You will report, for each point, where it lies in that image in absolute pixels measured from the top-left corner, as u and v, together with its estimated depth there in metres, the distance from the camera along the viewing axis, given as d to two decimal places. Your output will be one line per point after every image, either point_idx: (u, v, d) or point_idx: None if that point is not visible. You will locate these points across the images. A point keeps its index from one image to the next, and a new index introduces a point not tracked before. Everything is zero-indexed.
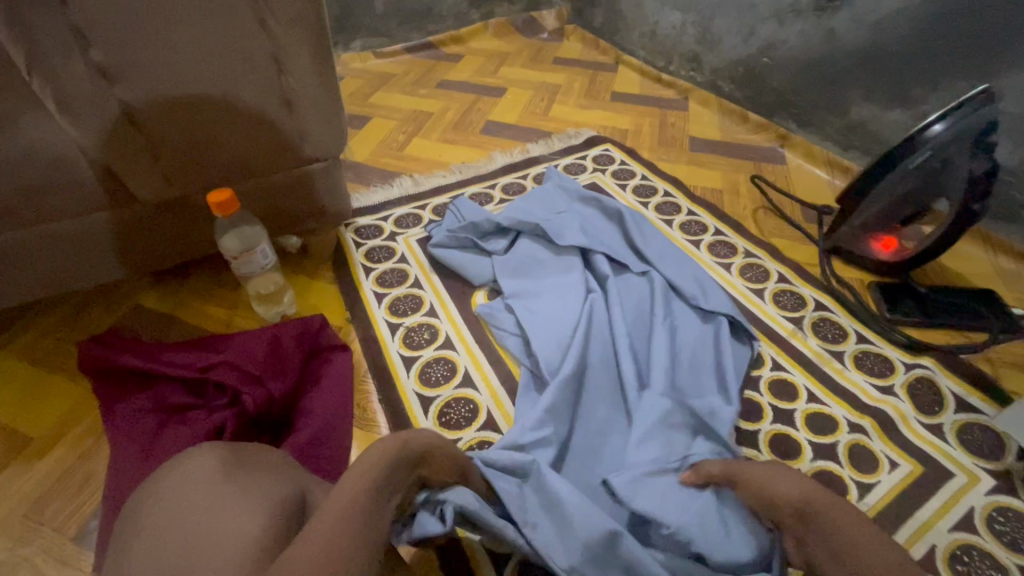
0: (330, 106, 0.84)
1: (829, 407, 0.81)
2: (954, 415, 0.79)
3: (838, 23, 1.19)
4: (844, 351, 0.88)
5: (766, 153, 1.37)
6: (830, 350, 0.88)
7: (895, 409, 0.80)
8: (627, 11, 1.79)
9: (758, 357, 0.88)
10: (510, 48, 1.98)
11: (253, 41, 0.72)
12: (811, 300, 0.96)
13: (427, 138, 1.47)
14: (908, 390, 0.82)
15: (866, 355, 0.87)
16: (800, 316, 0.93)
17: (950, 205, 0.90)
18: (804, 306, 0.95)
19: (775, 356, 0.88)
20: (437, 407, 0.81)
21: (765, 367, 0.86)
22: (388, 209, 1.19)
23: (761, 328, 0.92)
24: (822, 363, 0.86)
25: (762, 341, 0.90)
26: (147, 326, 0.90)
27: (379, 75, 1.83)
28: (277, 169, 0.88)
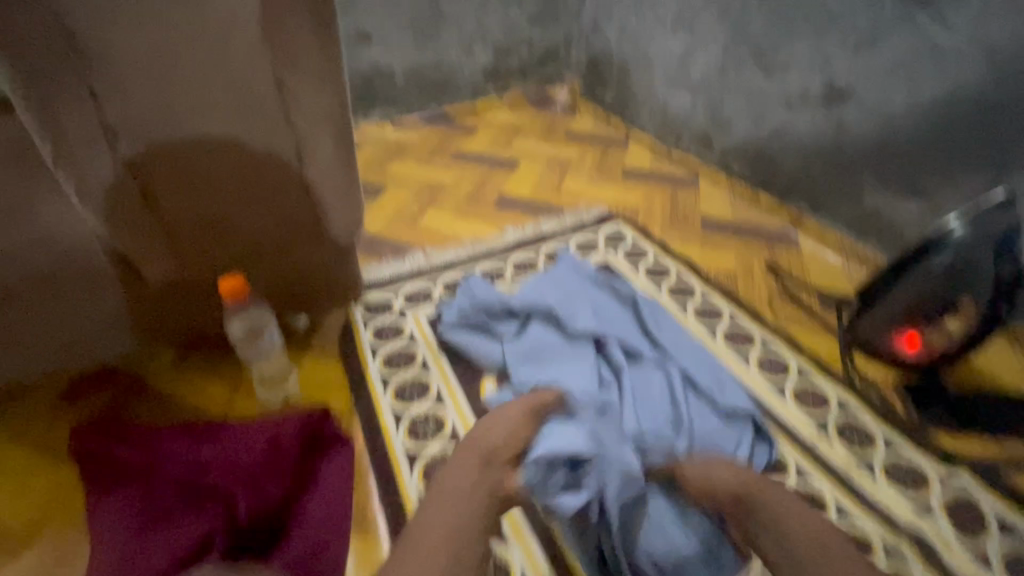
0: (353, 195, 0.85)
1: (862, 527, 0.76)
2: (995, 544, 0.74)
3: (847, 115, 1.22)
4: (876, 461, 0.83)
5: (778, 235, 1.37)
6: (861, 460, 0.83)
7: (933, 533, 0.75)
8: (637, 90, 1.85)
9: (784, 465, 0.83)
10: (523, 120, 2.04)
11: (278, 135, 0.74)
12: (837, 400, 0.92)
13: (440, 209, 1.48)
14: (946, 511, 0.77)
15: (899, 467, 0.82)
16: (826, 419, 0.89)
17: (977, 307, 0.88)
18: (829, 406, 0.91)
19: (802, 464, 0.83)
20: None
21: (790, 477, 0.82)
22: (398, 285, 1.18)
23: (785, 430, 0.88)
24: (853, 474, 0.81)
25: (787, 446, 0.85)
26: (145, 407, 0.88)
27: (395, 144, 1.88)
28: (296, 253, 0.88)
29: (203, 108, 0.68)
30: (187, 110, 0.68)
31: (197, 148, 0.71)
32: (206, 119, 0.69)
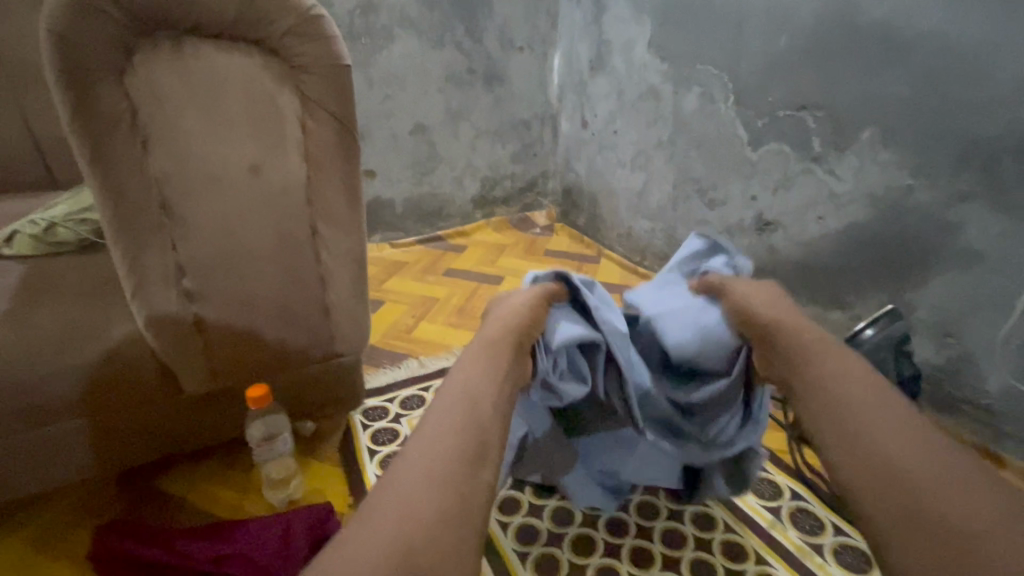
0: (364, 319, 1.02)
1: None
2: None
3: (776, 241, 1.47)
4: (824, 544, 0.93)
5: None
6: (810, 543, 0.93)
7: None
8: (606, 215, 2.15)
9: (744, 550, 0.92)
10: (507, 240, 2.31)
11: (308, 270, 0.92)
12: (786, 488, 1.04)
13: (433, 321, 1.66)
14: None
15: (845, 548, 0.92)
16: (778, 505, 1.00)
17: None
18: (781, 494, 1.02)
19: (759, 549, 0.92)
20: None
21: (749, 561, 0.90)
22: (395, 390, 1.31)
23: (743, 517, 0.98)
24: (803, 556, 0.91)
25: (745, 533, 0.95)
26: (164, 514, 0.95)
27: (393, 262, 2.11)
28: (309, 369, 1.01)
29: (255, 250, 0.87)
30: (244, 254, 0.86)
31: (244, 283, 0.88)
32: (256, 260, 0.88)
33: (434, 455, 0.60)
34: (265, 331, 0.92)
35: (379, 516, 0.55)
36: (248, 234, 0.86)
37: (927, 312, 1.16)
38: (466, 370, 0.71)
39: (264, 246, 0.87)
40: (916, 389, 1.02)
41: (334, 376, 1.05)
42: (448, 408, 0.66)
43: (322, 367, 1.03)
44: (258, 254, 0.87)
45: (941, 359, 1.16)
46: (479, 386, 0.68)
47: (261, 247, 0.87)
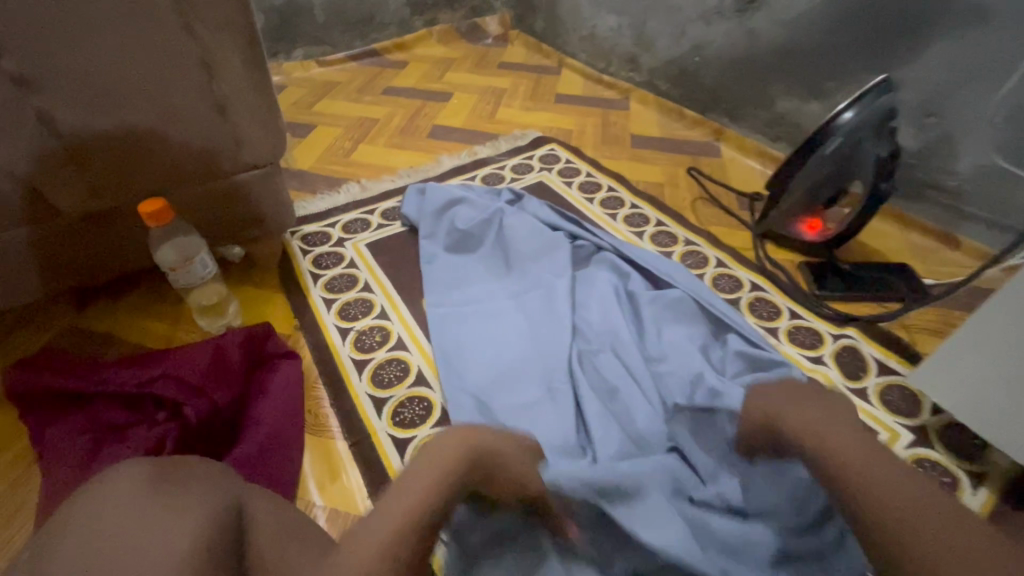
0: (275, 116, 0.85)
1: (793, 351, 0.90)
2: (876, 379, 0.86)
3: (758, 23, 1.27)
4: (779, 327, 0.95)
5: (700, 148, 1.45)
6: (766, 327, 0.95)
7: (824, 377, 0.87)
8: (566, 15, 1.85)
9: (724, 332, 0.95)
10: (454, 53, 2.00)
11: (180, 47, 0.71)
12: (747, 282, 1.03)
13: (374, 143, 1.46)
14: (837, 358, 0.89)
15: (798, 329, 0.94)
16: (737, 297, 1.00)
17: (864, 185, 0.97)
18: (740, 287, 1.02)
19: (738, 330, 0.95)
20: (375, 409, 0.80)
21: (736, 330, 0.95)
22: (335, 215, 1.19)
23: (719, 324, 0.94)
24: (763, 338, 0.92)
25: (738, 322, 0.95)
26: (90, 348, 0.86)
27: (323, 84, 1.80)
28: (215, 181, 0.86)
29: (98, 15, 0.65)
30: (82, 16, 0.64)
31: (95, 62, 0.67)
32: (101, 28, 0.66)
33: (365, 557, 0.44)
34: (141, 131, 0.74)
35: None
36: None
37: (913, 91, 1.06)
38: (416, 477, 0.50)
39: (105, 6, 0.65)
40: (893, 167, 0.96)
41: (252, 193, 0.90)
42: (394, 503, 0.48)
43: (235, 181, 0.88)
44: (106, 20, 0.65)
45: (916, 144, 1.09)
46: (432, 467, 0.50)
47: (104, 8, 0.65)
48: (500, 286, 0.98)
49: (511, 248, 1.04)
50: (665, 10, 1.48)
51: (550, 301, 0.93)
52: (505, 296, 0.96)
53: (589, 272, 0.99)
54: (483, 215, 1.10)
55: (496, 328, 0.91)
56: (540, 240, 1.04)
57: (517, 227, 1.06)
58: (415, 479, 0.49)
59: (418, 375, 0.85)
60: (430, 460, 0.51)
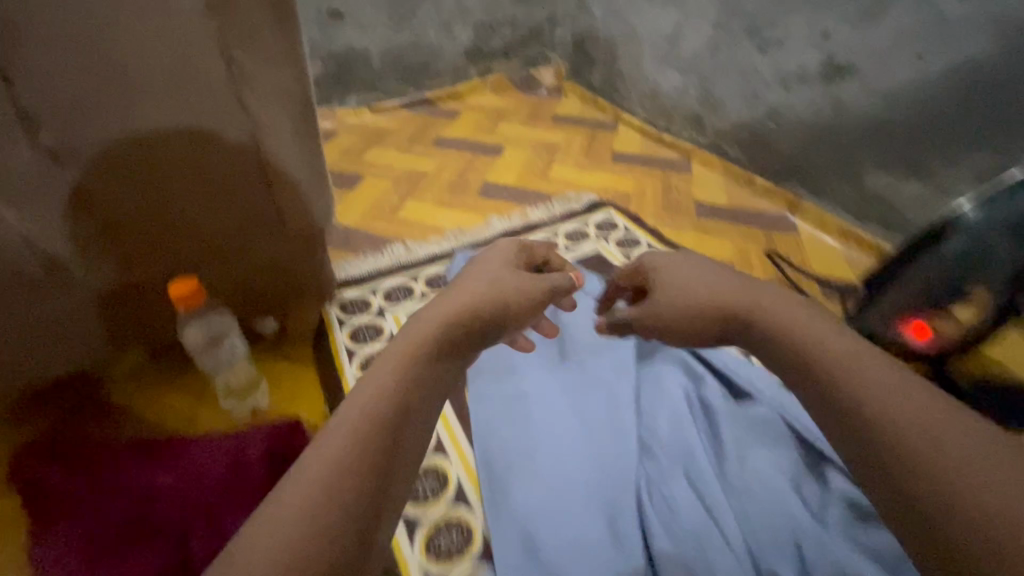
0: (326, 191, 0.78)
1: None
2: None
3: (847, 92, 1.15)
4: None
5: (773, 220, 1.32)
6: None
7: None
8: (626, 70, 1.78)
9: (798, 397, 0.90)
10: (507, 104, 1.96)
11: (228, 119, 0.65)
12: None
13: (421, 199, 1.40)
14: None
15: None
16: None
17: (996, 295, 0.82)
18: None
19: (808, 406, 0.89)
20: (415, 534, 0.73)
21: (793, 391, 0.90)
22: (377, 280, 1.11)
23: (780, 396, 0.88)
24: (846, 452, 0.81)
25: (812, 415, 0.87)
26: (106, 428, 0.79)
27: (373, 131, 1.78)
28: (256, 258, 0.79)
29: (148, 86, 0.60)
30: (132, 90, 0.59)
31: (141, 136, 0.62)
32: (151, 100, 0.61)
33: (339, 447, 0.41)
34: (178, 202, 0.68)
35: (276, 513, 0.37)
36: (131, 57, 0.58)
37: None
38: (410, 352, 0.49)
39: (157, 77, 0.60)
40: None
41: (293, 268, 0.84)
42: (381, 388, 0.45)
43: (277, 256, 0.81)
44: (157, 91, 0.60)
45: None
46: (442, 330, 0.52)
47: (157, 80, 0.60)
48: (552, 381, 0.88)
49: (567, 338, 0.93)
50: (737, 71, 1.38)
51: (610, 411, 0.82)
52: (559, 396, 0.86)
53: (657, 371, 0.86)
54: (537, 296, 1.00)
55: (547, 437, 0.81)
56: (600, 332, 0.92)
57: (574, 313, 0.96)
58: (407, 352, 0.49)
59: (457, 490, 0.78)
60: (431, 323, 0.52)
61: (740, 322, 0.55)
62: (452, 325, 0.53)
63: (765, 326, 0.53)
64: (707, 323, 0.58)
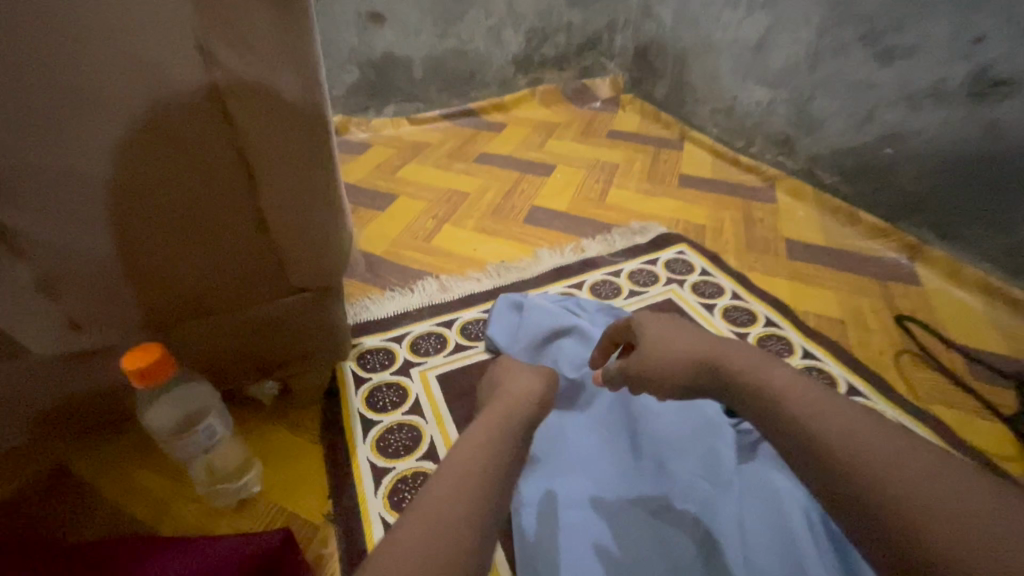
0: (341, 234, 0.62)
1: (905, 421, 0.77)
2: None
3: (1004, 115, 0.91)
4: None
5: (887, 267, 1.07)
6: None
7: None
8: (697, 83, 1.57)
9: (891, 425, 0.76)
10: (558, 118, 1.77)
11: (210, 138, 0.50)
12: None
13: (460, 225, 1.22)
14: None
15: None
16: None
17: None
18: None
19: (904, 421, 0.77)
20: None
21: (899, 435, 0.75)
22: (404, 326, 0.93)
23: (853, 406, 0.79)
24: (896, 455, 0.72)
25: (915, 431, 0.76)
26: (64, 519, 0.64)
27: (411, 145, 1.62)
28: (246, 311, 0.63)
29: (105, 93, 0.45)
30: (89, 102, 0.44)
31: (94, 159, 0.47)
32: (111, 114, 0.46)
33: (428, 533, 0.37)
34: (146, 245, 0.53)
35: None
36: (80, 53, 0.42)
37: None
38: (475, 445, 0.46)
39: (122, 86, 0.45)
40: None
41: (295, 325, 0.67)
42: (462, 476, 0.42)
43: (275, 310, 0.64)
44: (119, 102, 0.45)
45: None
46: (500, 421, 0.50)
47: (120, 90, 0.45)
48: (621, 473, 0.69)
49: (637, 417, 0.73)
50: (845, 86, 1.15)
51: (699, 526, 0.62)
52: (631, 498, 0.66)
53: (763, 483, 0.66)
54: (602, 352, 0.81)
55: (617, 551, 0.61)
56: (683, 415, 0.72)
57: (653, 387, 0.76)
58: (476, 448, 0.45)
59: None
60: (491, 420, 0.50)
61: (711, 373, 0.53)
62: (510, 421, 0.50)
63: (742, 388, 0.49)
64: (684, 372, 0.55)
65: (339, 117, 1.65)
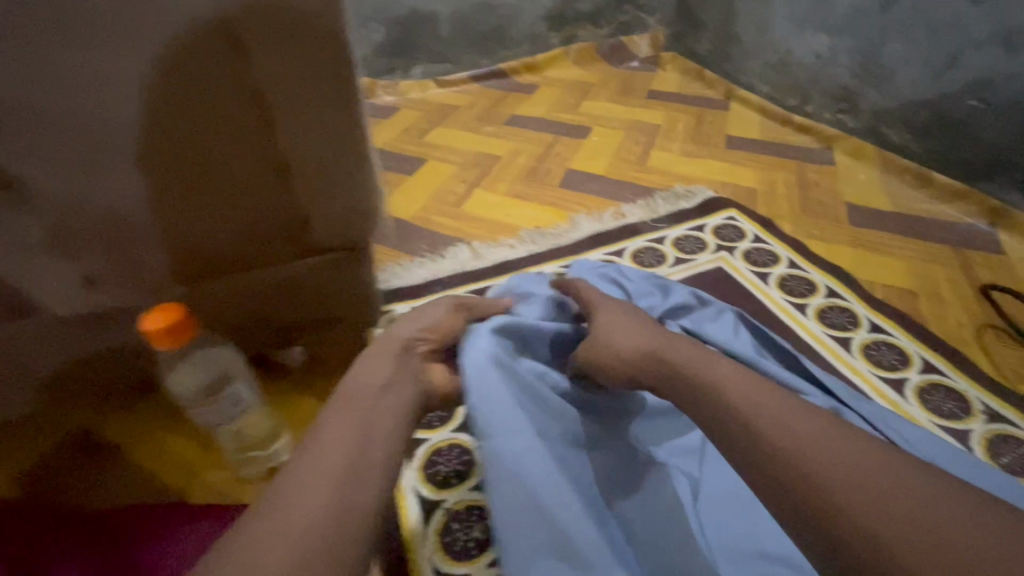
0: (366, 190, 0.56)
1: (972, 397, 0.70)
2: None
3: None
4: None
5: (964, 233, 0.97)
6: None
7: None
8: (746, 35, 1.44)
9: (966, 405, 0.69)
10: (593, 78, 1.67)
11: (220, 73, 0.46)
12: None
13: (491, 190, 1.16)
14: None
15: None
16: None
17: None
18: None
19: (985, 401, 0.69)
20: (442, 518, 0.59)
21: (975, 419, 0.67)
22: (435, 293, 0.89)
23: (891, 389, 0.71)
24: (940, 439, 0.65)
25: (980, 418, 0.68)
26: (94, 480, 0.63)
27: (439, 108, 1.55)
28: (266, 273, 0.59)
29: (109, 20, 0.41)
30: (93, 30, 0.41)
31: (97, 98, 0.44)
32: (115, 46, 0.42)
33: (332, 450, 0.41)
34: (157, 197, 0.49)
35: (277, 524, 0.36)
36: None
37: None
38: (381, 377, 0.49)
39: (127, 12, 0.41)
40: None
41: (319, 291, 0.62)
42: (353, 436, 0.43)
43: (297, 273, 0.60)
44: (125, 32, 0.42)
45: None
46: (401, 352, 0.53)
47: (124, 18, 0.41)
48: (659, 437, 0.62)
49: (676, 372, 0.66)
50: (923, 29, 1.03)
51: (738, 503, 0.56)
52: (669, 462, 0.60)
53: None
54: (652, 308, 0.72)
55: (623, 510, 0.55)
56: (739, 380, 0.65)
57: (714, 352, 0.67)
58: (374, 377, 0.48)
59: None
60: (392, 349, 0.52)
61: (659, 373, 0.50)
62: (403, 352, 0.53)
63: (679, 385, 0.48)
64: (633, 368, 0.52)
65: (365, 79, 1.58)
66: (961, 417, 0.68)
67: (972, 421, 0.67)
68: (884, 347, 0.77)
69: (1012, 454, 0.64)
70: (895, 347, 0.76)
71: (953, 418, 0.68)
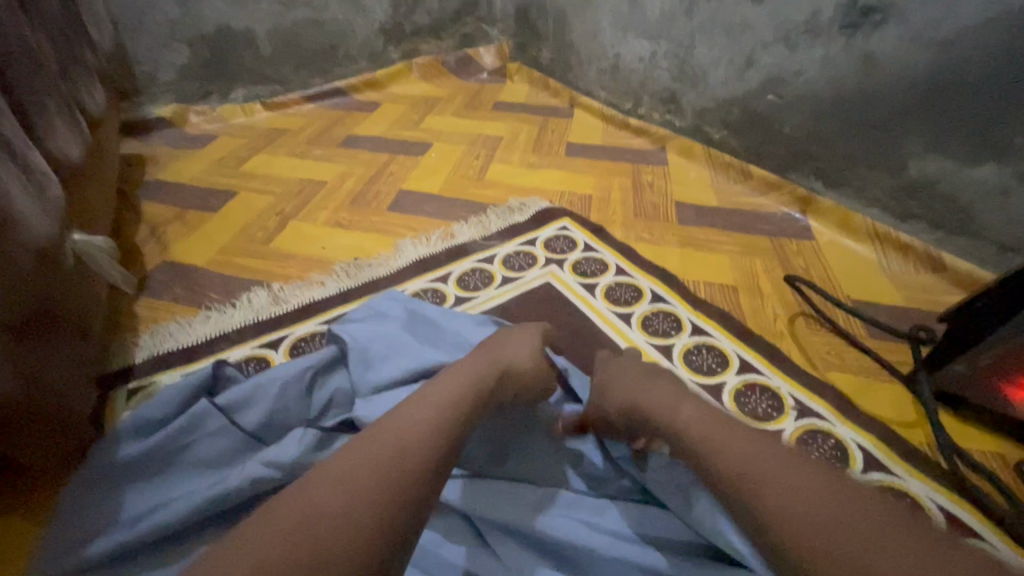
0: (44, 273, 0.50)
1: (772, 382, 0.70)
2: None
3: (878, 45, 0.84)
4: None
5: (777, 223, 0.99)
6: None
7: None
8: (579, 42, 1.44)
9: (778, 401, 0.67)
10: (439, 93, 1.60)
11: None
12: (857, 452, 0.62)
13: (310, 220, 1.03)
14: None
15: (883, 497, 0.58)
16: None
17: None
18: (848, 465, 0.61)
19: (794, 395, 0.68)
20: None
21: (786, 417, 0.66)
22: (216, 353, 0.75)
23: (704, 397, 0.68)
24: None
25: (788, 416, 0.66)
26: None
27: (265, 133, 1.38)
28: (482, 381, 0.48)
29: None
30: None
31: None
32: None
33: (365, 479, 0.35)
34: None
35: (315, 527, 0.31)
36: None
37: None
38: (387, 440, 0.38)
39: None
40: None
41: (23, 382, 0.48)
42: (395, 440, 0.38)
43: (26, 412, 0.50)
44: None
45: None
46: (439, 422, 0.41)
47: None
48: (454, 520, 0.53)
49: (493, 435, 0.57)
50: (722, 29, 1.05)
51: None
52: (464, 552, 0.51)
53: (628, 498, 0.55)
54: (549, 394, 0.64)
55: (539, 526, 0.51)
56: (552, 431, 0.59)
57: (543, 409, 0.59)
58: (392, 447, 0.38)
59: None
60: (418, 409, 0.41)
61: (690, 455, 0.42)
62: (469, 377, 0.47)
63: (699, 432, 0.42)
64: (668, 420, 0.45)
65: (172, 107, 1.39)
66: (773, 418, 0.66)
67: (776, 422, 0.65)
68: (704, 351, 0.74)
69: (823, 455, 0.62)
70: (714, 349, 0.74)
71: (760, 421, 0.66)
